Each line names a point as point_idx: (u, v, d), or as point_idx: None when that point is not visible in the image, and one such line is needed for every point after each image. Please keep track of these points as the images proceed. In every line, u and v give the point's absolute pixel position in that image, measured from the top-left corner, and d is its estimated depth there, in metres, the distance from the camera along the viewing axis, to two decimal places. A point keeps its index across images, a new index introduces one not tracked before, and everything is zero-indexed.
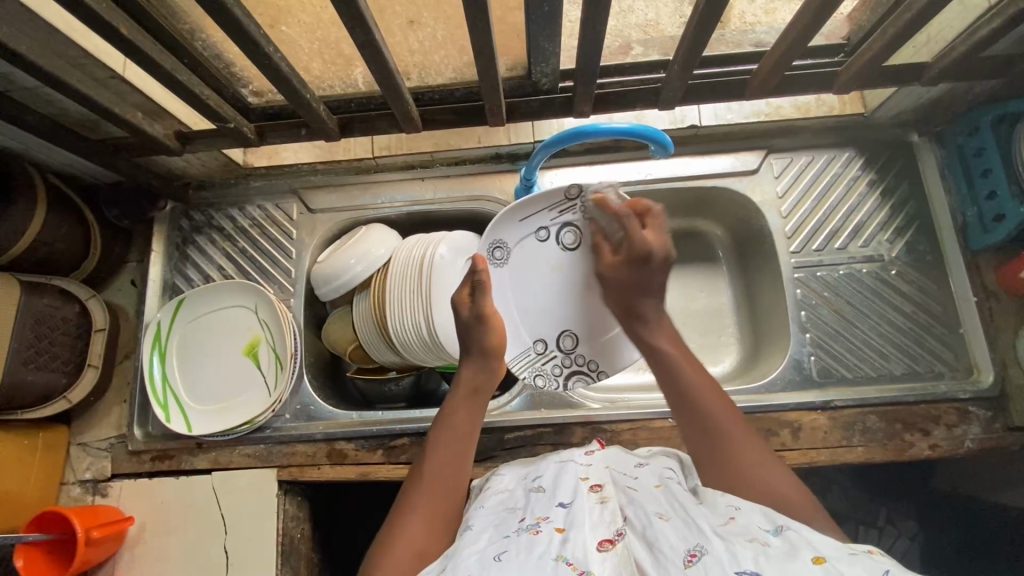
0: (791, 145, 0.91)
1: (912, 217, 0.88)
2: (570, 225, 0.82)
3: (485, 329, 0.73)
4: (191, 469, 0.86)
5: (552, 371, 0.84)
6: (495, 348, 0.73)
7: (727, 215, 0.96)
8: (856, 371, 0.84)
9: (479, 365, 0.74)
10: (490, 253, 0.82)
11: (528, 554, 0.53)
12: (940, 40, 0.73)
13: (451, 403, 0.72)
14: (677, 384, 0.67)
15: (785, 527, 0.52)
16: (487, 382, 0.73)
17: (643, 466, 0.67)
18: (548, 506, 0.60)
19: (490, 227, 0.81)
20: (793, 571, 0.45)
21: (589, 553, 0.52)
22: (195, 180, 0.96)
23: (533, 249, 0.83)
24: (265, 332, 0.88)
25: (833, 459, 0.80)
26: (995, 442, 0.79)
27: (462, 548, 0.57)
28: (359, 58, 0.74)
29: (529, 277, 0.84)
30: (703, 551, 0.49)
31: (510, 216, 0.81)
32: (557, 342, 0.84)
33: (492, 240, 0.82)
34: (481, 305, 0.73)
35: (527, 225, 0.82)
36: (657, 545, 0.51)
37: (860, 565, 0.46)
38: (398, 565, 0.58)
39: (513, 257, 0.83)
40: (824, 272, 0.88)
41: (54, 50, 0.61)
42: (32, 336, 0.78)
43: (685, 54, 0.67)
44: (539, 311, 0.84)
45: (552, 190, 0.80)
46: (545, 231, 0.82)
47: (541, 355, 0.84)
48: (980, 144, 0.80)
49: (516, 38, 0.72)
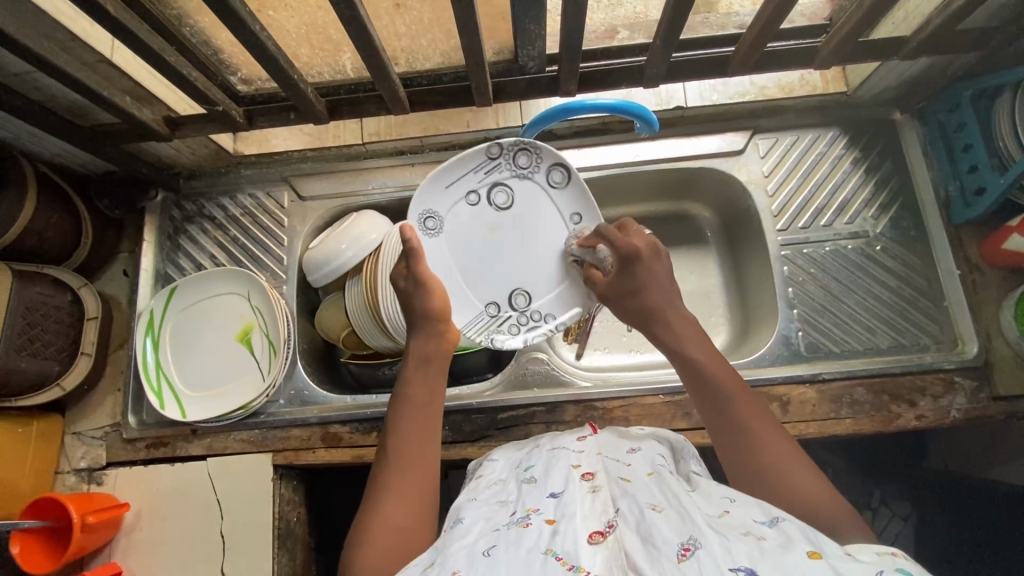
0: (777, 125, 0.92)
1: (896, 193, 0.90)
2: (499, 184, 0.78)
3: (423, 295, 0.71)
4: (187, 455, 0.87)
5: (509, 330, 0.79)
6: (437, 314, 0.71)
7: (713, 196, 0.98)
8: (844, 345, 0.85)
9: (427, 333, 0.71)
10: (421, 223, 0.76)
11: (518, 549, 0.51)
12: (917, 16, 0.74)
13: (404, 376, 0.70)
14: (699, 371, 0.65)
15: (780, 518, 0.50)
16: (439, 350, 0.71)
17: (635, 451, 0.64)
18: (539, 498, 0.58)
19: (418, 194, 0.75)
20: (790, 567, 0.43)
21: (579, 545, 0.50)
22: (185, 169, 0.96)
23: (466, 215, 0.78)
24: (258, 318, 0.89)
25: (822, 431, 0.81)
26: (981, 410, 0.80)
27: (452, 543, 0.55)
28: (347, 43, 0.75)
29: (468, 244, 0.78)
30: (697, 544, 0.46)
31: (435, 183, 0.76)
32: (508, 301, 0.79)
33: (423, 210, 0.76)
34: (417, 271, 0.71)
35: (455, 191, 0.77)
36: (652, 539, 0.48)
37: (857, 564, 0.44)
38: (381, 547, 0.58)
39: (449, 226, 0.78)
40: (810, 249, 0.89)
41: (41, 32, 0.61)
42: (24, 323, 0.78)
43: (671, 17, 0.65)
44: (482, 272, 0.78)
45: (473, 149, 0.76)
46: (475, 195, 0.78)
47: (495, 317, 0.79)
48: (961, 119, 0.82)
49: (503, 19, 0.73)
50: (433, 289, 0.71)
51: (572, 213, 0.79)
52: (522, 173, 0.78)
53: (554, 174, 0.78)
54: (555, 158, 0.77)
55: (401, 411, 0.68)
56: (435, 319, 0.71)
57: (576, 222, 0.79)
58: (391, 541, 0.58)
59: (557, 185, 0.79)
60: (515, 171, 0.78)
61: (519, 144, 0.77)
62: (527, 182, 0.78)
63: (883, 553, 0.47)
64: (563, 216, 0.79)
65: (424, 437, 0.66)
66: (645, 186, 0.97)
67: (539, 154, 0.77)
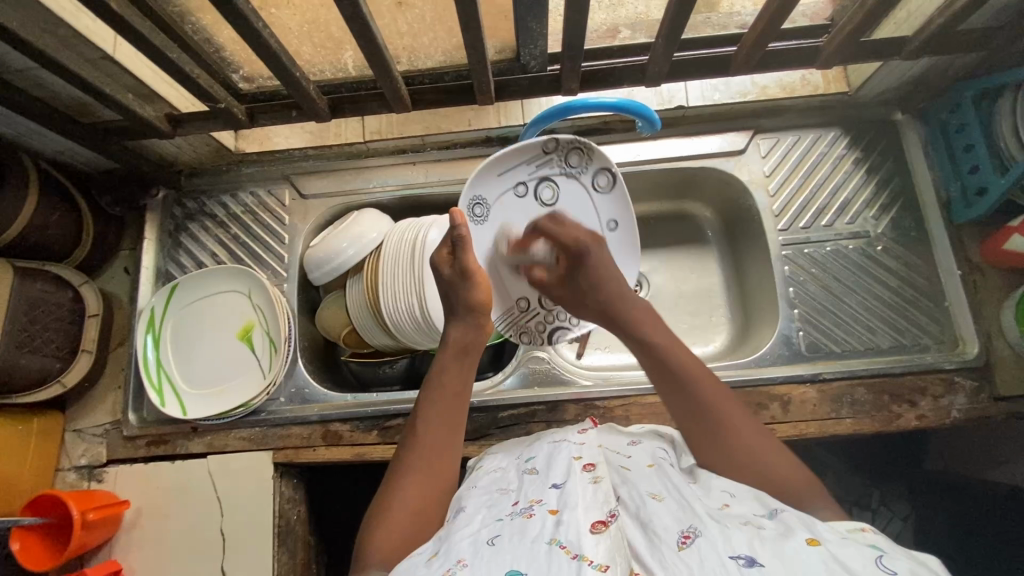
0: (778, 125, 0.92)
1: (897, 193, 0.90)
2: (547, 180, 0.73)
3: (470, 285, 0.68)
4: (187, 452, 0.87)
5: (536, 328, 0.80)
6: (480, 306, 0.69)
7: (714, 196, 0.98)
8: (843, 344, 0.85)
9: (466, 324, 0.69)
10: (469, 210, 0.72)
11: (521, 538, 0.51)
12: (919, 15, 0.74)
13: (438, 363, 0.69)
14: (666, 363, 0.64)
15: (779, 511, 0.51)
16: (476, 343, 0.70)
17: (635, 444, 0.65)
18: (542, 489, 0.58)
19: (471, 181, 0.70)
20: (789, 556, 0.43)
21: (582, 535, 0.49)
22: (187, 167, 0.96)
23: (513, 207, 0.74)
24: (259, 316, 0.89)
25: (823, 431, 0.81)
26: (981, 411, 0.80)
27: (455, 532, 0.55)
28: (348, 41, 0.74)
29: (509, 239, 0.74)
30: (697, 533, 0.47)
31: (488, 169, 0.71)
32: (540, 299, 0.78)
33: (472, 196, 0.71)
34: (464, 260, 0.68)
35: (505, 180, 0.72)
36: (651, 527, 0.49)
37: (855, 549, 0.44)
38: (395, 532, 0.58)
39: (495, 215, 0.73)
40: (811, 249, 0.89)
41: (44, 29, 0.62)
42: (25, 320, 0.78)
43: (674, 17, 0.65)
44: (520, 268, 0.76)
45: (531, 140, 0.71)
46: (523, 187, 0.73)
47: (525, 313, 0.78)
48: (962, 120, 0.82)
49: (504, 19, 0.73)
50: (481, 283, 0.69)
51: (611, 219, 0.76)
52: (571, 172, 0.74)
53: (601, 178, 0.74)
54: (605, 162, 0.73)
55: (431, 398, 0.67)
56: (479, 312, 0.69)
57: (613, 229, 0.76)
58: (406, 526, 0.59)
59: (600, 189, 0.75)
60: (565, 169, 0.74)
61: (575, 141, 0.72)
62: (573, 182, 0.74)
63: (857, 530, 0.49)
64: (601, 221, 0.76)
65: (453, 429, 0.66)
66: (646, 186, 0.97)
67: (591, 155, 0.73)
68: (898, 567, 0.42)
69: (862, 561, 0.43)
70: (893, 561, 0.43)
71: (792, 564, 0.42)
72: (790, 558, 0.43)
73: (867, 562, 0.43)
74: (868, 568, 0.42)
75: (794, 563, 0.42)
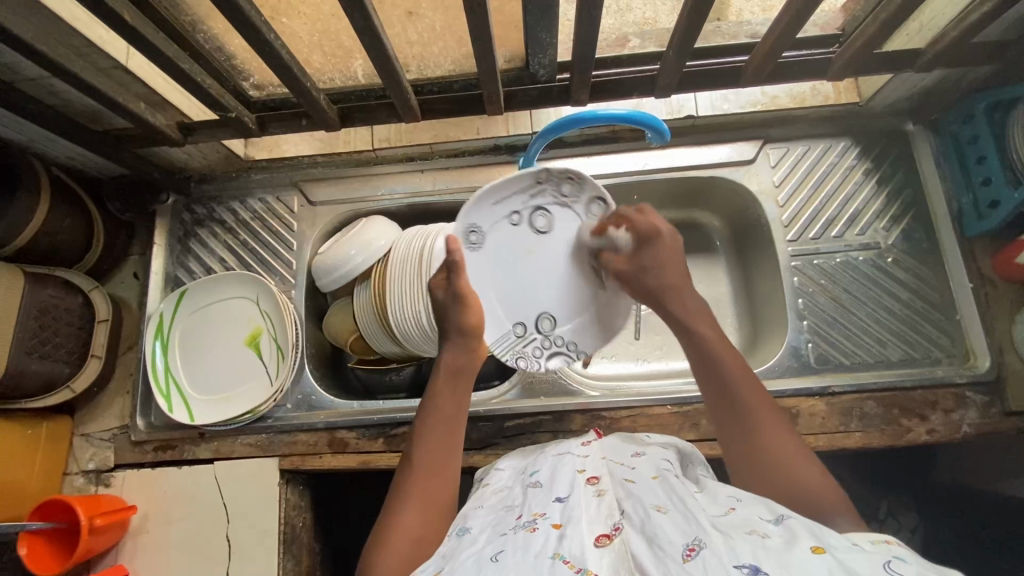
0: (789, 134, 0.91)
1: (909, 204, 0.89)
2: (541, 209, 0.72)
3: (462, 309, 0.69)
4: (193, 458, 0.87)
5: (534, 353, 0.76)
6: (472, 329, 0.69)
7: (725, 206, 0.97)
8: (854, 358, 0.85)
9: (459, 348, 0.70)
10: (463, 237, 0.71)
11: (525, 554, 0.50)
12: (932, 27, 0.74)
13: (432, 389, 0.70)
14: (710, 357, 0.65)
15: (785, 516, 0.50)
16: (468, 366, 0.70)
17: (640, 456, 0.64)
18: (545, 503, 0.58)
19: (464, 211, 0.70)
20: (794, 564, 0.43)
21: (586, 550, 0.49)
22: (196, 173, 0.97)
23: (507, 234, 0.72)
24: (266, 323, 0.89)
25: (832, 445, 0.80)
26: (993, 426, 0.80)
27: (460, 551, 0.55)
28: (359, 50, 0.75)
29: (507, 266, 0.73)
30: (702, 545, 0.46)
31: (481, 200, 0.70)
32: (536, 322, 0.74)
33: (466, 224, 0.71)
34: (458, 284, 0.68)
35: (499, 210, 0.71)
36: (657, 541, 0.48)
37: (862, 554, 0.43)
38: (399, 556, 0.58)
39: (489, 242, 0.72)
40: (821, 260, 0.88)
41: (58, 39, 0.62)
42: (35, 325, 0.79)
43: (686, 28, 0.65)
44: (517, 296, 0.73)
45: (523, 170, 0.69)
46: (518, 215, 0.72)
47: (522, 338, 0.75)
48: (974, 132, 0.81)
49: (515, 28, 0.72)
50: (472, 306, 0.69)
51: None
52: (566, 201, 0.72)
53: (597, 208, 0.72)
54: (600, 193, 0.70)
55: (425, 424, 0.68)
56: (471, 335, 0.70)
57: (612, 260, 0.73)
58: (410, 550, 0.59)
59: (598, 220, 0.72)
60: (559, 198, 0.72)
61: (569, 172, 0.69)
62: (570, 211, 0.72)
63: (878, 541, 0.47)
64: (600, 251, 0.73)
65: (448, 454, 0.66)
66: (655, 195, 0.97)
67: (584, 185, 0.70)
68: (908, 571, 0.41)
69: (867, 565, 0.42)
70: (903, 567, 0.42)
71: (798, 573, 0.42)
72: (795, 567, 0.42)
73: (874, 568, 0.42)
74: (875, 573, 0.41)
75: (799, 569, 0.42)
